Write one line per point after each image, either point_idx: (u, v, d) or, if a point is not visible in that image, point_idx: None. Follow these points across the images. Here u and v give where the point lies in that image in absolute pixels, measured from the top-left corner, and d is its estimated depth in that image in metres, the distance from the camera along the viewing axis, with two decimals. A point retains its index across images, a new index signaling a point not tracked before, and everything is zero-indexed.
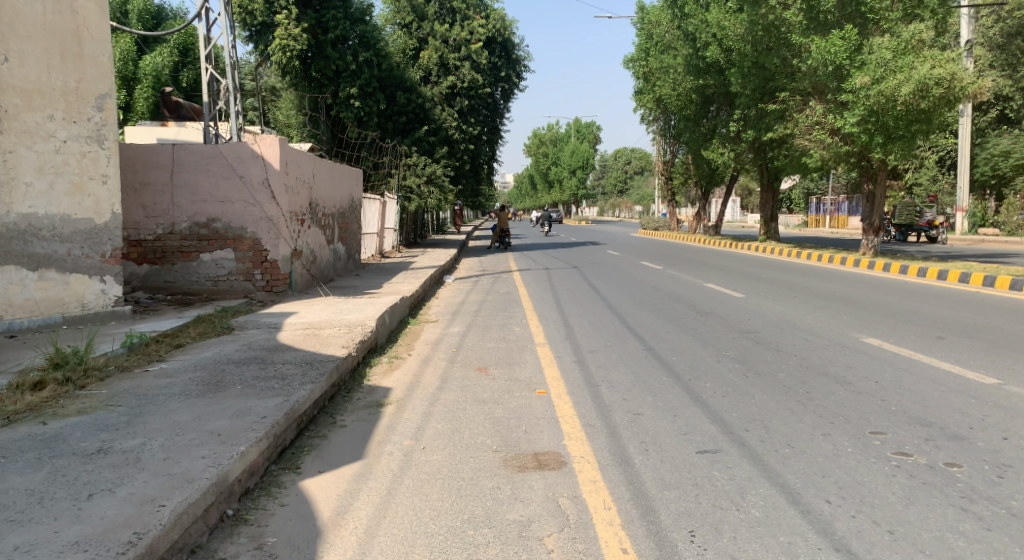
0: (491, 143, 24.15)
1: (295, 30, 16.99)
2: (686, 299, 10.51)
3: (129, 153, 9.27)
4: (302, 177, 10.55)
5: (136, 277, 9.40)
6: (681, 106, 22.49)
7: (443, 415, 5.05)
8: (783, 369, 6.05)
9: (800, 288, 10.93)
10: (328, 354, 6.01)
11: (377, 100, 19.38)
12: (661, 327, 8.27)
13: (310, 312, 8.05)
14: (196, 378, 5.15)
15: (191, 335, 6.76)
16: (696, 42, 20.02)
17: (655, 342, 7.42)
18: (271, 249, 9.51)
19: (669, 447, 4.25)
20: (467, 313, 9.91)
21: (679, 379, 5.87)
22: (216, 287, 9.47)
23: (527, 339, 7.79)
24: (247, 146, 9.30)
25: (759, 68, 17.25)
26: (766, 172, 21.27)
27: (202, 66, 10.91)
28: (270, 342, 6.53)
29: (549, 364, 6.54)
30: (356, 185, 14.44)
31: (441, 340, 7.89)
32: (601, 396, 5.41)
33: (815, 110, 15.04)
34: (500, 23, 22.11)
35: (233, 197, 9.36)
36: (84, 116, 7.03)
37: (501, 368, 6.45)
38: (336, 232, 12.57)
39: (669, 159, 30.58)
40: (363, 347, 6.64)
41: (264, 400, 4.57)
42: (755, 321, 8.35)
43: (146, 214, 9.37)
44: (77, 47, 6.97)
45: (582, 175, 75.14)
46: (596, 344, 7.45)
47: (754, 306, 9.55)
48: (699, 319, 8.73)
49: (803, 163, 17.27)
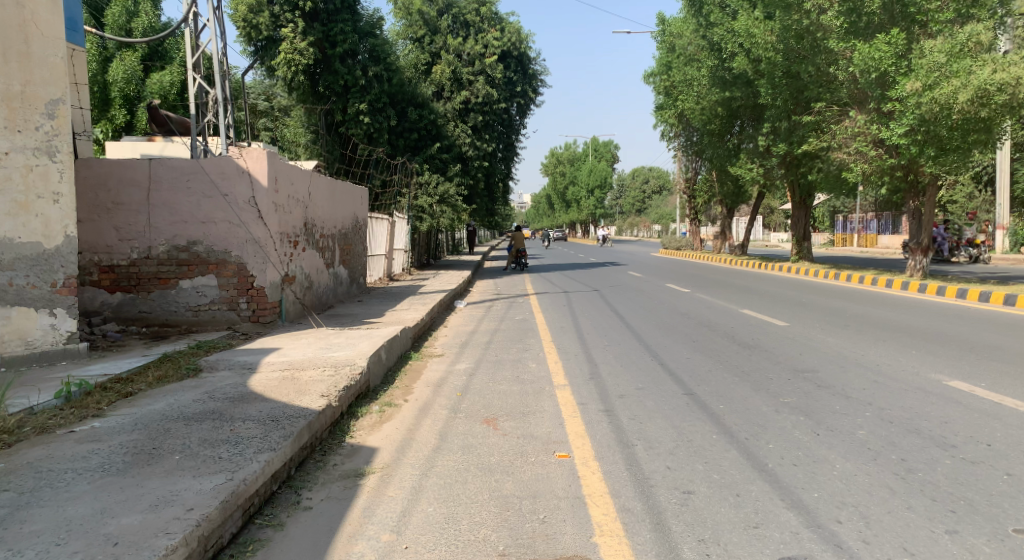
0: (506, 160, 23.16)
1: (300, 44, 16.18)
2: (725, 328, 9.34)
3: (101, 169, 8.32)
4: (297, 195, 9.59)
5: (108, 307, 8.40)
6: (705, 120, 21.46)
7: (437, 492, 3.97)
8: (861, 424, 4.91)
9: (852, 316, 9.74)
10: (302, 406, 4.96)
11: (388, 115, 18.46)
12: (701, 364, 7.13)
13: (295, 349, 7.01)
14: (125, 443, 4.09)
15: (148, 380, 5.72)
16: (722, 53, 18.91)
17: (697, 385, 6.27)
18: (257, 275, 8.50)
19: (738, 552, 3.16)
20: (477, 346, 8.82)
21: (734, 439, 4.75)
22: (196, 318, 8.47)
23: (544, 380, 6.68)
24: (231, 160, 8.37)
25: (792, 78, 16.12)
26: (798, 189, 20.04)
27: (189, 75, 10.01)
28: (238, 388, 5.49)
29: (572, 415, 5.44)
30: (360, 204, 13.46)
31: (445, 381, 6.79)
32: (639, 463, 4.32)
33: (854, 121, 13.91)
34: (516, 36, 21.22)
35: (216, 217, 8.41)
36: (31, 124, 6.12)
37: (513, 420, 5.35)
38: (336, 254, 11.57)
39: (691, 176, 29.38)
40: (347, 394, 5.56)
41: (201, 479, 3.52)
42: (809, 357, 7.20)
43: (119, 236, 8.39)
44: (22, 46, 6.07)
45: (600, 195, 73.97)
46: (626, 386, 6.33)
47: (804, 337, 8.40)
48: (744, 354, 7.58)
49: (841, 177, 16.07)
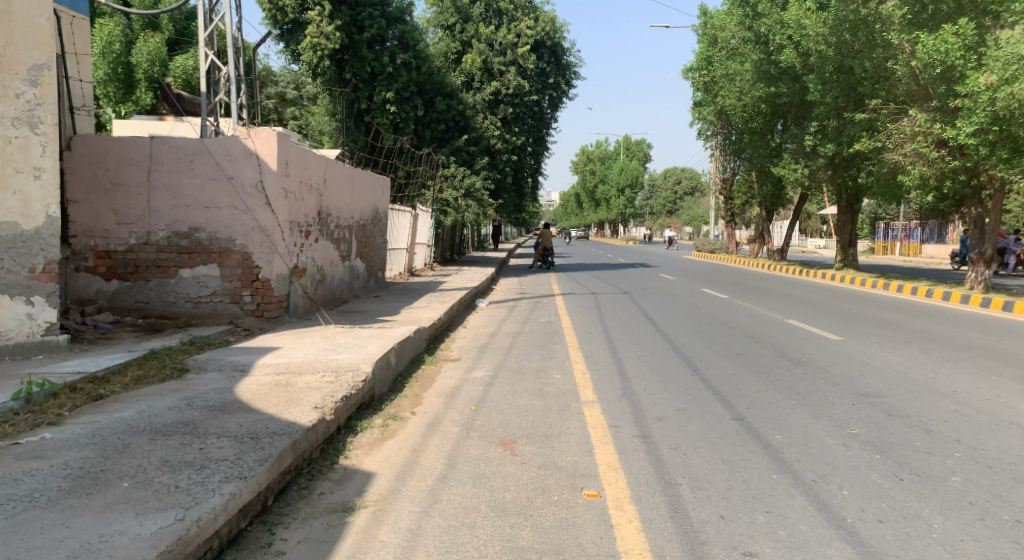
0: (536, 156, 22.39)
1: (328, 28, 15.56)
2: (771, 341, 8.52)
3: (99, 147, 7.73)
4: (311, 182, 8.95)
5: (104, 296, 7.83)
6: (747, 118, 20.81)
7: (438, 539, 3.26)
8: (953, 467, 4.10)
9: (913, 332, 8.84)
10: (289, 420, 4.27)
11: (415, 105, 17.82)
12: (749, 383, 6.34)
13: (295, 350, 6.33)
14: (70, 461, 3.42)
15: (123, 382, 5.06)
16: (768, 46, 17.89)
17: (746, 409, 5.49)
18: (262, 266, 7.87)
19: None
20: (498, 350, 8.09)
21: (798, 481, 3.97)
22: (196, 310, 7.87)
23: (570, 395, 5.92)
24: (239, 140, 7.75)
25: (844, 73, 15.21)
26: (845, 193, 18.97)
27: (201, 52, 9.42)
28: (223, 394, 4.83)
29: (602, 441, 4.69)
30: (382, 195, 12.84)
31: (460, 391, 6.07)
32: (686, 512, 3.57)
33: (912, 119, 12.95)
34: (551, 25, 20.38)
35: (221, 203, 7.79)
36: (11, 91, 5.53)
37: (534, 445, 4.62)
38: (353, 247, 10.92)
39: (727, 176, 28.31)
40: (346, 406, 4.87)
41: (147, 518, 2.85)
42: (871, 380, 6.36)
43: (117, 220, 7.80)
44: (3, 4, 5.47)
45: (631, 195, 72.48)
46: (663, 406, 5.57)
47: (861, 354, 7.57)
48: (795, 372, 6.78)
49: (892, 180, 15.07)
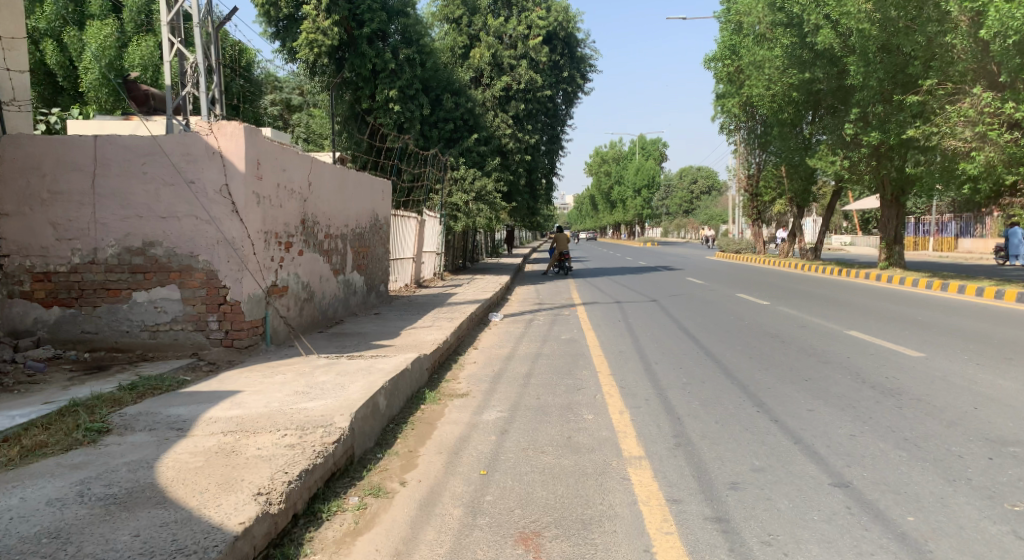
0: (550, 155, 21.02)
1: (324, 23, 14.24)
2: (842, 361, 7.07)
3: (34, 150, 6.53)
4: (292, 184, 7.64)
5: (44, 326, 6.60)
6: (776, 109, 19.32)
7: None
8: None
9: (1011, 345, 7.36)
10: (212, 521, 2.95)
11: (421, 103, 16.43)
12: (836, 426, 4.93)
13: (257, 395, 4.98)
14: None
15: (9, 455, 3.76)
16: (802, 28, 16.42)
17: (848, 469, 4.09)
18: (229, 286, 6.54)
19: None
20: (514, 379, 6.73)
21: None
22: (154, 341, 6.59)
23: (609, 449, 4.54)
24: (199, 138, 6.45)
25: (890, 53, 13.76)
26: (888, 185, 17.36)
27: (164, 39, 8.14)
28: (139, 472, 3.50)
29: (662, 531, 3.34)
30: (382, 200, 11.56)
31: (465, 445, 4.70)
32: None
33: (975, 99, 11.50)
34: (563, 15, 19.07)
35: (179, 211, 6.52)
36: None
37: (568, 539, 3.28)
38: (347, 259, 9.58)
39: (753, 172, 26.70)
40: (304, 485, 3.53)
41: None
42: (997, 418, 4.91)
43: (57, 235, 6.55)
44: None
45: (648, 195, 70.25)
46: (735, 465, 4.19)
47: (962, 378, 6.11)
48: (888, 407, 5.35)
49: (950, 170, 13.50)
